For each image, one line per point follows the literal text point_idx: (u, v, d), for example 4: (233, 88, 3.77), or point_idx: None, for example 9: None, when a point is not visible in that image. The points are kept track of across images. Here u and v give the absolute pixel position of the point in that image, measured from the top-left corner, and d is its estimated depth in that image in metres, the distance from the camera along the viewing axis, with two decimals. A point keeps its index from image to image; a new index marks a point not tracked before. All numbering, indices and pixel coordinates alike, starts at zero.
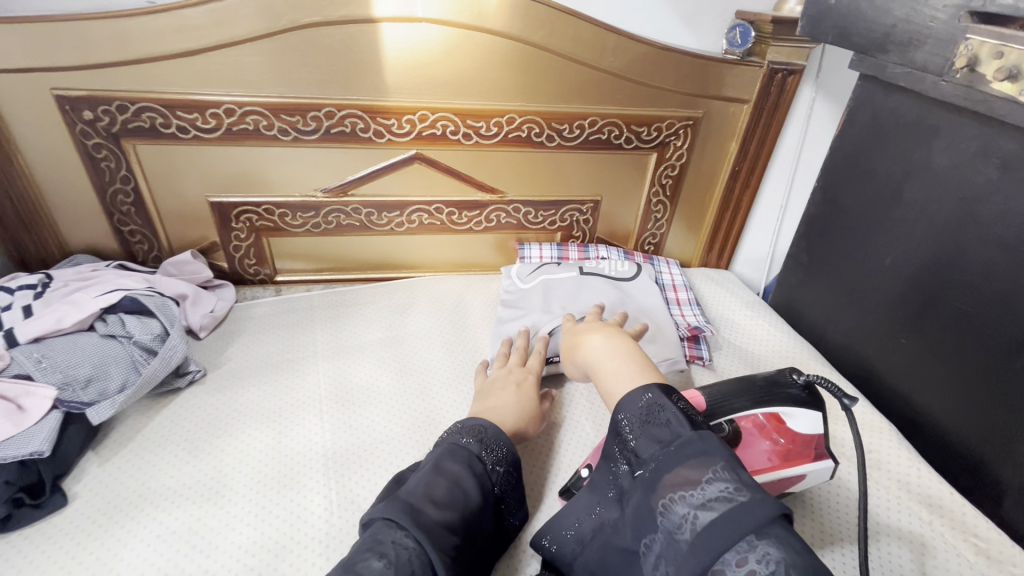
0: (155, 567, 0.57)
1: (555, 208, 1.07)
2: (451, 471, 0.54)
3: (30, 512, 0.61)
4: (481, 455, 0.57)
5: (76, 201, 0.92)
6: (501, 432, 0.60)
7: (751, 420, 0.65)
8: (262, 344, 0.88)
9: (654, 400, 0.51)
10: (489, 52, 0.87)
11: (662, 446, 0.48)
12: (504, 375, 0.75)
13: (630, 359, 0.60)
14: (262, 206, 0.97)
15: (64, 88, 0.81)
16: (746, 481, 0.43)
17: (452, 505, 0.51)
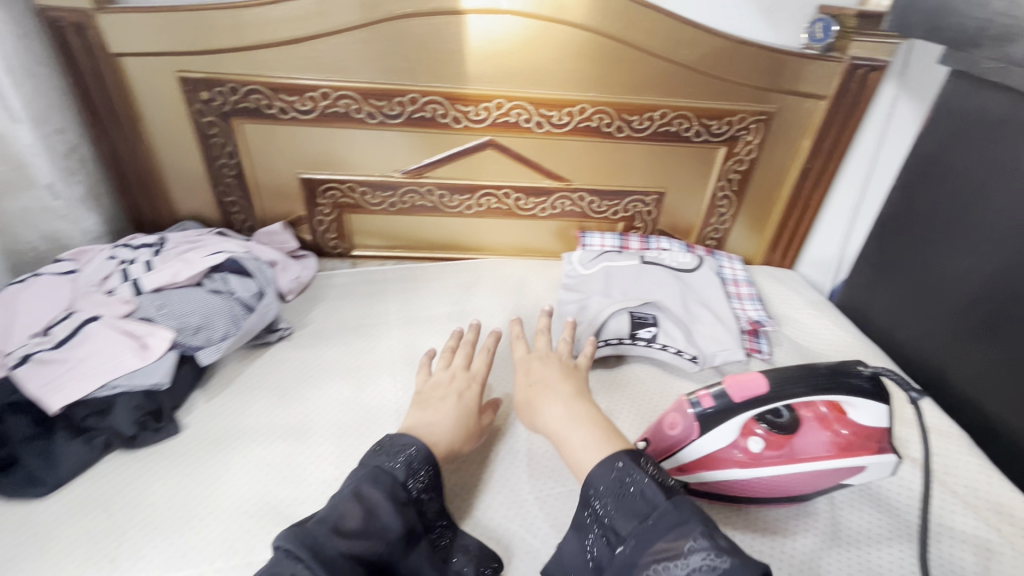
0: (255, 490, 0.65)
1: (619, 198, 1.10)
2: (371, 499, 0.52)
3: (152, 434, 0.70)
4: (405, 481, 0.55)
5: (187, 173, 1.03)
6: (425, 455, 0.57)
7: (812, 409, 0.67)
8: (341, 310, 0.96)
9: (624, 469, 0.52)
10: (567, 43, 0.91)
11: (641, 521, 0.48)
12: (446, 382, 0.70)
13: (595, 427, 0.59)
14: (346, 183, 1.05)
15: (187, 71, 0.91)
16: (726, 546, 0.44)
17: (366, 536, 0.49)
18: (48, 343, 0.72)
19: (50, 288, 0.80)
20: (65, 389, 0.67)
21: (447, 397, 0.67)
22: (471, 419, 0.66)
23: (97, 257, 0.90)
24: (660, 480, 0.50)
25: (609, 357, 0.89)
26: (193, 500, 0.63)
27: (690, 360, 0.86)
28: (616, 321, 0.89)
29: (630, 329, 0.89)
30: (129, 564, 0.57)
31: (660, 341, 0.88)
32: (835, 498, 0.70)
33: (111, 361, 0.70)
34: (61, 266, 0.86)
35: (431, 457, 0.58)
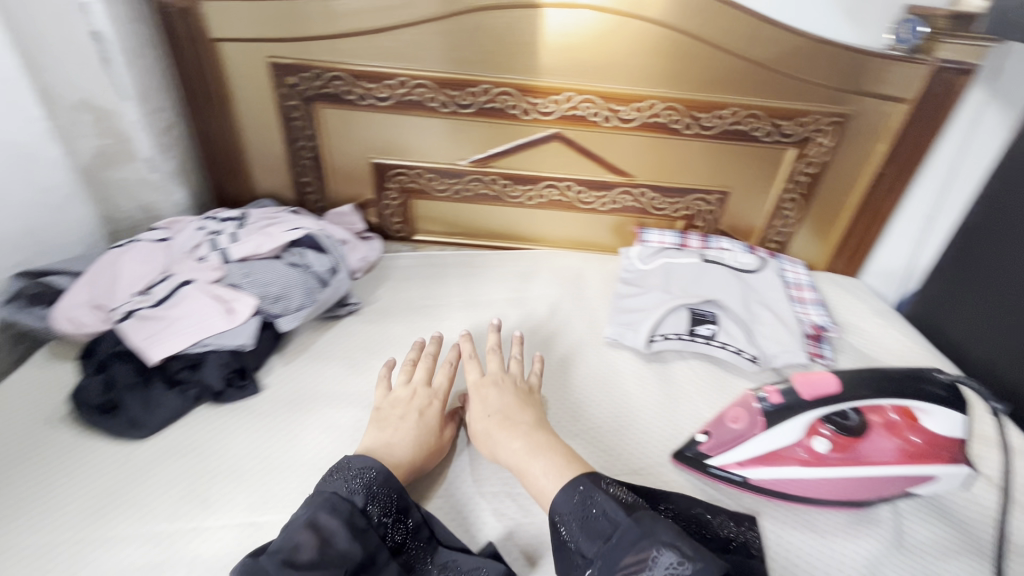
0: (333, 448, 0.69)
1: (682, 196, 1.10)
2: (330, 527, 0.54)
3: (237, 391, 0.76)
4: (364, 506, 0.57)
5: (268, 154, 1.09)
6: (384, 476, 0.59)
7: (881, 415, 0.66)
8: (405, 290, 1.00)
9: (585, 492, 0.56)
10: (642, 38, 0.91)
11: (605, 540, 0.52)
12: (405, 398, 0.70)
13: (554, 452, 0.62)
14: (414, 169, 1.09)
15: (277, 57, 0.96)
16: (690, 553, 0.48)
17: (323, 564, 0.51)
18: (147, 302, 0.79)
19: (146, 253, 0.87)
20: (160, 344, 0.73)
21: (407, 415, 0.68)
22: (432, 436, 0.67)
23: (186, 227, 0.97)
24: (620, 499, 0.54)
25: (663, 355, 0.89)
26: (275, 454, 0.68)
27: (750, 360, 0.85)
28: (675, 316, 0.90)
29: (688, 326, 0.89)
30: (218, 505, 0.62)
31: (719, 339, 0.88)
32: (899, 507, 0.68)
33: (200, 322, 0.76)
34: (155, 233, 0.93)
35: (394, 478, 0.60)
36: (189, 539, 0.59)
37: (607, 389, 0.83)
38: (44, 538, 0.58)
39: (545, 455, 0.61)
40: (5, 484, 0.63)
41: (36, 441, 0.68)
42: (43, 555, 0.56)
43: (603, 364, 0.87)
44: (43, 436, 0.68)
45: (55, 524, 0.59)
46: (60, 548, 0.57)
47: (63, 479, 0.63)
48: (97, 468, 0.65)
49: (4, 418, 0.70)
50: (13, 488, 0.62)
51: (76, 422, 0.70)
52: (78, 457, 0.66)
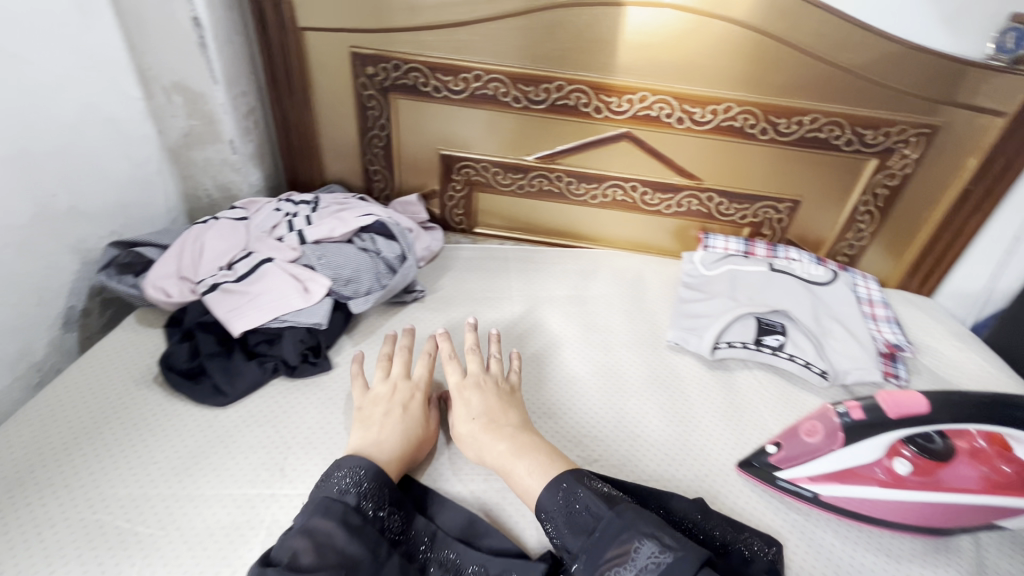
0: None
1: (751, 203, 1.07)
2: (326, 530, 0.54)
3: (311, 367, 0.79)
4: (358, 501, 0.58)
5: (341, 141, 1.13)
6: (372, 470, 0.60)
7: (968, 440, 0.64)
8: (467, 282, 1.01)
9: (568, 489, 0.58)
10: (725, 40, 0.90)
11: (589, 534, 0.54)
12: (387, 394, 0.72)
13: (536, 452, 0.64)
14: (481, 163, 1.10)
15: (359, 47, 0.99)
16: (668, 542, 0.50)
17: (325, 565, 0.52)
18: (230, 276, 0.83)
19: (229, 230, 0.91)
20: (241, 318, 0.77)
21: (393, 411, 0.69)
22: (421, 429, 0.69)
23: (264, 207, 1.00)
24: (601, 493, 0.57)
25: (728, 362, 0.88)
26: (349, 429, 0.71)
27: (820, 375, 0.82)
28: (741, 324, 0.88)
29: (755, 335, 0.87)
30: (295, 475, 0.65)
31: (787, 351, 0.85)
32: (981, 539, 0.66)
33: (279, 300, 0.79)
34: (235, 212, 0.97)
35: (381, 471, 0.61)
36: (267, 504, 0.61)
37: (667, 394, 0.81)
38: (138, 489, 0.61)
39: (528, 457, 0.63)
40: (101, 435, 0.66)
41: (128, 400, 0.72)
42: (136, 505, 0.60)
43: (663, 369, 0.85)
44: (134, 395, 0.72)
45: (147, 477, 0.62)
46: (151, 500, 0.60)
47: (153, 437, 0.67)
48: (184, 429, 0.68)
49: (99, 376, 0.75)
50: (107, 440, 0.66)
51: (162, 385, 0.74)
52: (166, 418, 0.70)
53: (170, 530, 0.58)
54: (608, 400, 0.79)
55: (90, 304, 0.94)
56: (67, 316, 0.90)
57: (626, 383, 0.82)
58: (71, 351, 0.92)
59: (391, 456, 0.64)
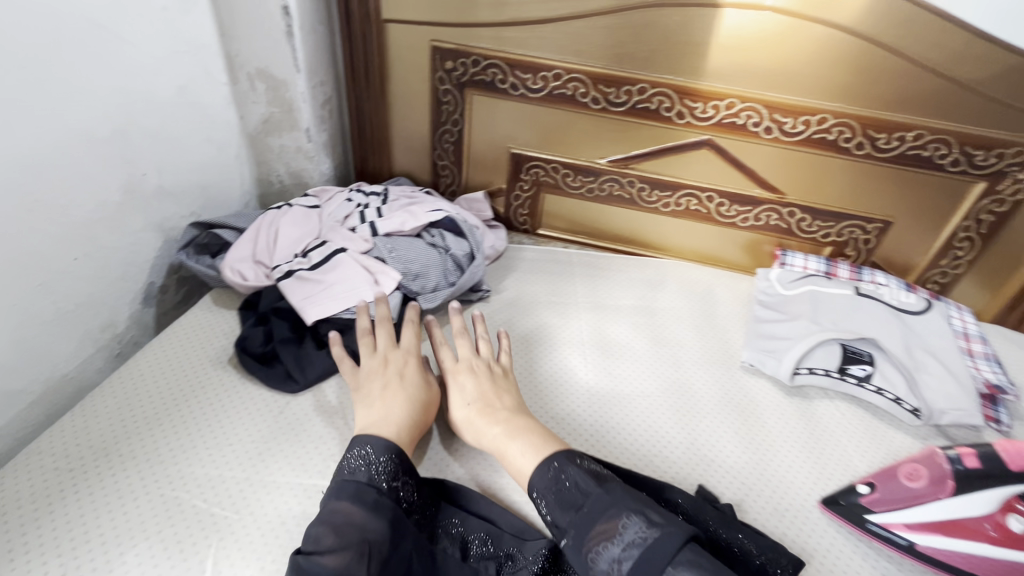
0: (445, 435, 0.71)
1: (837, 221, 1.01)
2: (344, 509, 0.54)
3: None
4: (371, 475, 0.58)
5: (412, 134, 1.13)
6: (382, 445, 0.60)
7: None
8: (531, 285, 0.99)
9: (560, 467, 0.58)
10: (827, 47, 0.84)
11: (575, 508, 0.54)
12: (379, 368, 0.71)
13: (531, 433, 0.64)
14: (552, 163, 1.08)
15: (441, 41, 0.99)
16: (653, 519, 0.51)
17: (347, 543, 0.51)
18: (306, 263, 0.84)
19: (304, 219, 0.92)
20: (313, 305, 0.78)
21: (389, 381, 0.69)
22: (422, 396, 0.68)
23: (336, 196, 1.01)
24: (592, 472, 0.57)
25: (808, 390, 0.83)
26: None
27: (911, 413, 0.77)
28: (824, 350, 0.82)
29: (839, 363, 0.82)
30: None
31: (875, 384, 0.80)
32: None
33: (350, 290, 0.80)
34: (309, 200, 0.98)
35: (390, 444, 0.61)
36: None
37: (742, 420, 0.77)
38: (215, 470, 0.62)
39: (522, 437, 0.63)
40: (180, 413, 0.68)
41: (205, 379, 0.73)
42: (212, 486, 0.60)
43: (736, 392, 0.81)
44: (210, 375, 0.74)
45: (223, 459, 0.63)
46: (227, 482, 0.61)
47: (228, 419, 0.68)
48: (257, 413, 0.69)
49: (177, 353, 0.77)
50: (186, 418, 0.67)
51: (238, 367, 0.76)
52: (239, 400, 0.71)
53: (243, 514, 0.58)
54: (678, 417, 0.76)
55: (168, 281, 0.97)
56: (147, 291, 0.93)
57: (698, 404, 0.78)
58: (148, 325, 0.95)
59: (396, 426, 0.64)
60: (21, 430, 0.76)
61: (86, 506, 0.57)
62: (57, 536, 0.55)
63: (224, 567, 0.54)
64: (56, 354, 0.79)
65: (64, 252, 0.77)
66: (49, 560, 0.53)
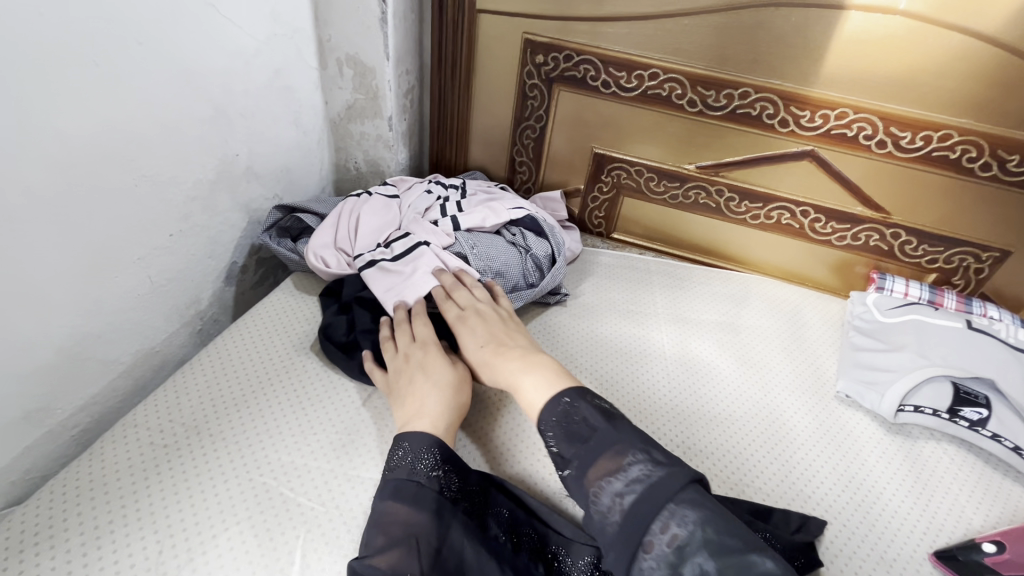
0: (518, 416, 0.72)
1: (946, 247, 0.94)
2: (389, 508, 0.54)
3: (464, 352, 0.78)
4: (412, 467, 0.56)
5: (492, 127, 1.11)
6: (420, 439, 0.58)
7: None
8: (609, 290, 0.96)
9: (570, 403, 0.56)
10: (964, 57, 0.77)
11: (581, 440, 0.53)
12: (402, 364, 0.68)
13: (544, 367, 0.62)
14: (636, 166, 1.04)
15: (534, 34, 0.96)
16: (657, 458, 0.50)
17: (396, 543, 0.51)
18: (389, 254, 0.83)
19: (386, 211, 0.91)
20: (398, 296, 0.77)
21: (414, 376, 0.66)
22: (447, 377, 0.66)
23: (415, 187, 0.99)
24: (602, 407, 0.55)
25: (911, 428, 0.76)
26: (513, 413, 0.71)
27: None
28: (934, 387, 0.76)
29: (951, 404, 0.74)
30: None
31: (991, 429, 0.73)
32: None
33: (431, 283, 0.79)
34: (388, 189, 0.96)
35: (429, 437, 0.59)
36: None
37: (838, 454, 0.72)
38: (300, 460, 0.62)
39: (535, 371, 0.62)
40: (266, 397, 0.68)
41: (288, 363, 0.73)
42: (298, 474, 0.60)
43: (831, 423, 0.76)
44: (293, 360, 0.74)
45: (307, 447, 0.63)
46: (312, 472, 0.61)
47: (312, 406, 0.68)
48: (339, 404, 0.69)
49: (260, 334, 0.77)
50: (271, 402, 0.68)
51: (320, 353, 0.76)
52: (321, 388, 0.71)
53: (329, 506, 0.58)
54: (767, 445, 0.72)
55: (248, 261, 0.98)
56: (229, 270, 0.94)
57: (788, 432, 0.74)
58: (227, 304, 0.97)
59: (433, 417, 0.61)
60: (111, 398, 0.78)
61: (179, 484, 0.58)
62: (153, 512, 0.55)
63: (312, 561, 0.53)
64: (146, 327, 0.81)
65: (161, 228, 0.78)
66: (146, 536, 0.53)
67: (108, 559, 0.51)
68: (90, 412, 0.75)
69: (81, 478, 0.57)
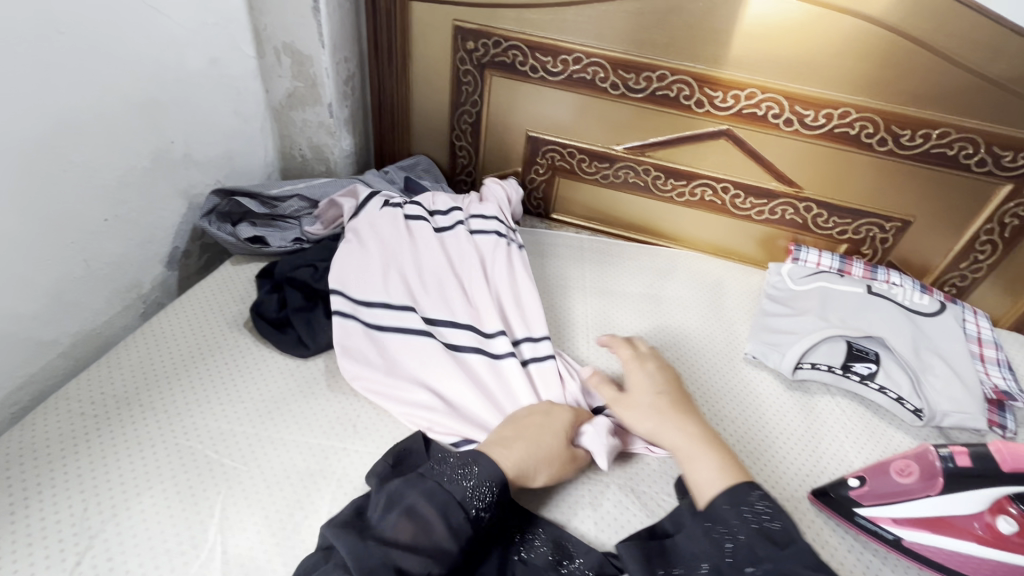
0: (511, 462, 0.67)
1: (853, 218, 1.00)
2: (426, 512, 0.52)
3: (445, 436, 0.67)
4: (466, 492, 0.55)
5: (431, 112, 1.15)
6: (492, 472, 0.57)
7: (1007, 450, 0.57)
8: (540, 267, 1.01)
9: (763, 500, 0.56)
10: (854, 38, 0.83)
11: (773, 543, 0.52)
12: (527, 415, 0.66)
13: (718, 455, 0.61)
14: (568, 148, 1.09)
15: (464, 21, 1.00)
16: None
17: (415, 548, 0.50)
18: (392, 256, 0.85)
19: (458, 247, 0.88)
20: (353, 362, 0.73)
21: (536, 416, 0.65)
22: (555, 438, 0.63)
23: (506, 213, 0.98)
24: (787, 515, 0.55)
25: (807, 382, 0.83)
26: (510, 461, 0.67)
27: (912, 413, 0.77)
28: (830, 346, 0.83)
29: (843, 360, 0.81)
30: (366, 433, 0.67)
31: (878, 381, 0.80)
32: None
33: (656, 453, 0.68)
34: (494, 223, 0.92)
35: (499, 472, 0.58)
36: (340, 458, 0.64)
37: (740, 410, 0.78)
38: (227, 425, 0.66)
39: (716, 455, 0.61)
40: (197, 371, 0.72)
41: (222, 340, 0.77)
42: (222, 438, 0.64)
43: (738, 385, 0.82)
44: (227, 337, 0.78)
45: (234, 414, 0.67)
46: (237, 435, 0.65)
47: (242, 377, 0.72)
48: (268, 374, 0.73)
49: (197, 314, 0.81)
50: (202, 374, 0.71)
51: (253, 330, 0.79)
52: (253, 361, 0.74)
53: (251, 466, 0.62)
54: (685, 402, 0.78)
55: (191, 246, 1.01)
56: (170, 255, 0.97)
57: (697, 387, 0.80)
58: (172, 288, 1.00)
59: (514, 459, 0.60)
60: (50, 378, 0.81)
61: (107, 450, 0.61)
62: (80, 474, 0.59)
63: (231, 513, 0.57)
64: (85, 309, 0.83)
65: (95, 213, 0.81)
66: (72, 495, 0.57)
67: (35, 515, 0.55)
68: (28, 391, 0.78)
69: (11, 445, 0.61)
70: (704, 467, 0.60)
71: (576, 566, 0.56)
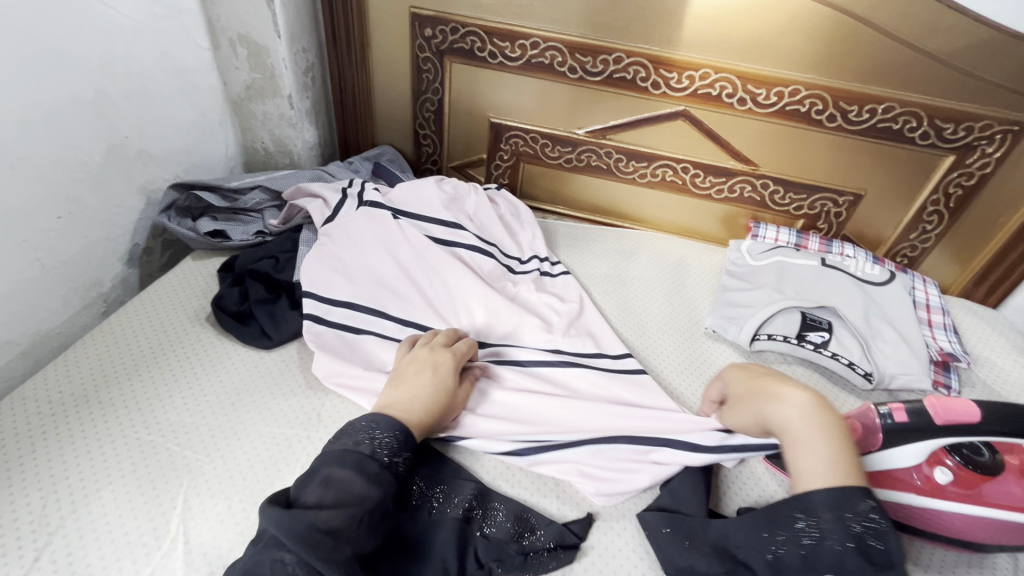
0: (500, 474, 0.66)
1: (808, 193, 1.03)
2: (342, 475, 0.52)
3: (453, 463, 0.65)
4: (374, 446, 0.55)
5: (393, 100, 1.15)
6: (387, 422, 0.57)
7: (939, 399, 0.58)
8: None
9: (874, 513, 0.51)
10: (802, 17, 0.84)
11: (870, 563, 0.49)
12: (424, 357, 0.68)
13: (827, 442, 0.56)
14: (531, 133, 1.10)
15: (420, 8, 1.00)
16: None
17: (342, 508, 0.50)
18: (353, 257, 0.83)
19: (426, 250, 0.86)
20: (332, 358, 0.72)
21: (424, 370, 0.66)
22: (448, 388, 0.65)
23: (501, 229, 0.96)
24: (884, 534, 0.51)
25: (764, 352, 0.86)
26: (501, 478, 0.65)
27: (863, 376, 0.80)
28: (785, 317, 0.85)
29: (799, 330, 0.84)
30: (329, 421, 0.68)
31: (831, 349, 0.82)
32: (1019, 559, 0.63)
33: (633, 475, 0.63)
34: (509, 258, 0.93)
35: (394, 421, 0.58)
36: (303, 446, 0.65)
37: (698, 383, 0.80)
38: (189, 418, 0.66)
39: (819, 441, 0.56)
40: (158, 367, 0.71)
41: (183, 334, 0.77)
42: (184, 431, 0.64)
43: (699, 359, 0.84)
44: (188, 331, 0.77)
45: (196, 407, 0.67)
46: (199, 428, 0.65)
47: (204, 371, 0.72)
48: (230, 367, 0.73)
49: (158, 311, 0.80)
50: (162, 370, 0.71)
51: (214, 325, 0.79)
52: (215, 354, 0.74)
53: (214, 458, 0.62)
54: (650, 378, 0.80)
55: (152, 243, 1.00)
56: (131, 252, 0.96)
57: (657, 365, 0.82)
58: (134, 285, 0.99)
59: (409, 407, 0.61)
60: (11, 380, 0.80)
61: (65, 447, 0.61)
62: (38, 472, 0.58)
63: (193, 506, 0.57)
64: (43, 309, 0.82)
65: (48, 210, 0.79)
66: (30, 493, 0.57)
67: None
68: None
69: None
70: (813, 456, 0.55)
71: (538, 537, 0.59)
